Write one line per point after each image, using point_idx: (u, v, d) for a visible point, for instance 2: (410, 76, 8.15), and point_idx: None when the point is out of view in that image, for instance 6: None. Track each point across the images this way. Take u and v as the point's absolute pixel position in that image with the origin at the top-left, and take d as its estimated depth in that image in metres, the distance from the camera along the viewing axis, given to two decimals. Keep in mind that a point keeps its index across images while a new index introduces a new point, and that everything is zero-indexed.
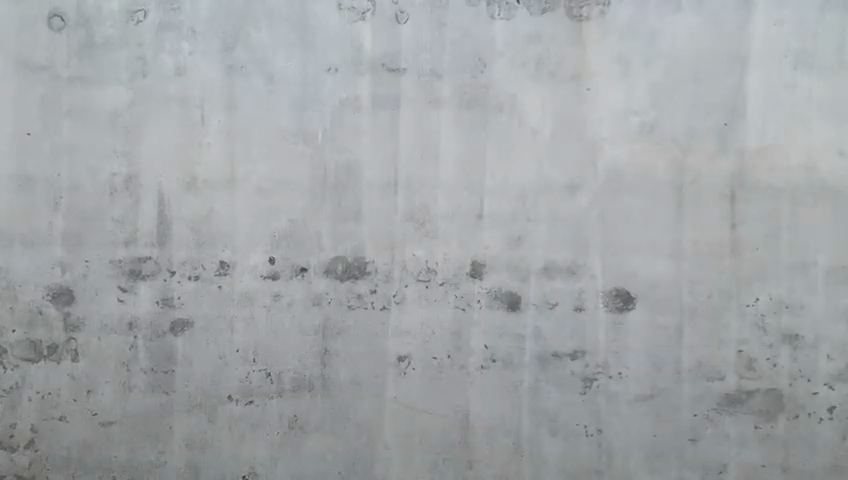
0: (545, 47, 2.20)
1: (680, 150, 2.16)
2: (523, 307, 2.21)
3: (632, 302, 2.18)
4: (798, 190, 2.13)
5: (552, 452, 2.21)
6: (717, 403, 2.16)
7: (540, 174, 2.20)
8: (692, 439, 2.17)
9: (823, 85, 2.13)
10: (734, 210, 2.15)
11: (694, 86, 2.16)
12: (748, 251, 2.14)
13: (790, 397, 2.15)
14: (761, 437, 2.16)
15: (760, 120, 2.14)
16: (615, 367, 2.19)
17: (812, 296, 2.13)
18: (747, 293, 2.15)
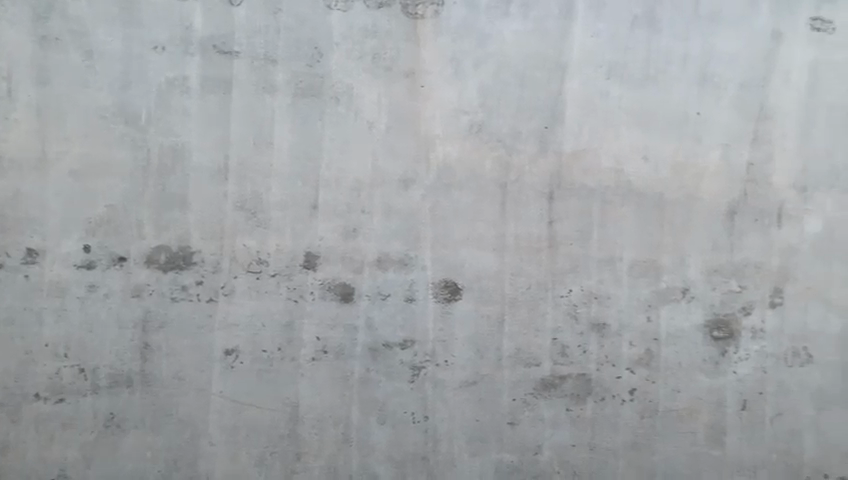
0: (382, 41, 2.23)
1: (505, 151, 2.27)
2: (357, 298, 2.23)
3: (459, 293, 2.26)
4: (606, 192, 2.28)
5: (381, 441, 2.24)
6: (533, 388, 2.28)
7: (375, 166, 2.23)
8: (511, 423, 2.27)
9: (631, 95, 2.29)
10: (551, 209, 2.27)
11: (519, 90, 2.28)
12: (563, 247, 2.28)
13: (598, 380, 2.29)
14: (572, 419, 2.28)
15: (577, 124, 2.29)
16: (443, 356, 2.26)
17: (617, 289, 2.28)
18: (561, 284, 2.28)
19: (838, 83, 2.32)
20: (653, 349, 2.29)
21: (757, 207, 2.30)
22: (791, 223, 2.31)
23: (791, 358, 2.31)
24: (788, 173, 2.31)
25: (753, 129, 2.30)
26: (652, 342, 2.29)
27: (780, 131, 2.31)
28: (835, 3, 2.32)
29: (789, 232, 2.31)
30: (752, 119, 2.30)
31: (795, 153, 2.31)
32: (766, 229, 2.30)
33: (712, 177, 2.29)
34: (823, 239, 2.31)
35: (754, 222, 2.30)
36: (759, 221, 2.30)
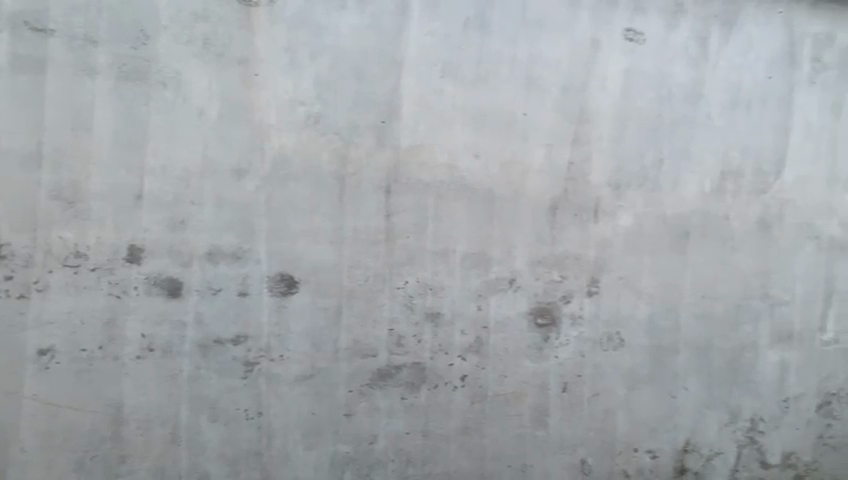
0: (213, 26, 2.15)
1: (342, 143, 2.24)
2: (186, 293, 2.14)
3: (295, 286, 2.22)
4: (441, 185, 2.32)
5: (212, 439, 2.18)
6: (370, 378, 2.29)
7: (206, 156, 2.15)
8: (346, 414, 2.28)
9: (464, 93, 2.33)
10: (388, 201, 2.28)
11: (357, 82, 2.25)
12: (400, 239, 2.29)
13: (432, 369, 2.34)
14: (406, 407, 2.32)
15: (412, 120, 2.29)
16: (277, 350, 2.22)
17: (451, 279, 2.33)
18: (398, 277, 2.29)
19: (648, 90, 2.48)
20: (483, 336, 2.37)
21: (576, 202, 2.43)
22: (606, 218, 2.46)
23: (607, 342, 2.48)
24: (603, 172, 2.45)
25: (574, 130, 2.42)
26: (482, 330, 2.37)
27: (597, 133, 2.44)
28: (645, 16, 2.47)
29: (605, 227, 2.46)
30: (572, 121, 2.41)
31: (610, 153, 2.45)
32: (584, 224, 2.44)
33: (535, 175, 2.39)
34: (634, 233, 2.49)
35: (574, 217, 2.43)
36: (578, 216, 2.43)
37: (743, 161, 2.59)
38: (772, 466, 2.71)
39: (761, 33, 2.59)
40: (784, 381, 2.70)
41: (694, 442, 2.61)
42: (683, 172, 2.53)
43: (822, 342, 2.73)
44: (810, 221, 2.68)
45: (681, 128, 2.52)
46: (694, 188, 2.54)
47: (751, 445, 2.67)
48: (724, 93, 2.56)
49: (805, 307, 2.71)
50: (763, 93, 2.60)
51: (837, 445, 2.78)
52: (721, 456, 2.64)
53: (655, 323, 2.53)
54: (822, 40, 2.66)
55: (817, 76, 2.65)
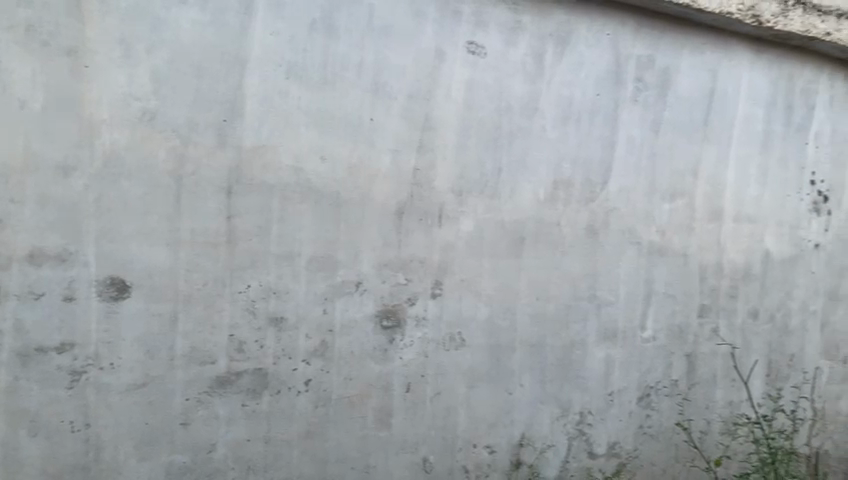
0: (38, 13, 1.99)
1: (181, 141, 2.15)
2: (2, 298, 1.98)
3: (127, 291, 2.11)
4: (286, 188, 2.28)
5: (33, 454, 2.04)
6: (209, 385, 2.22)
7: (28, 151, 2.00)
8: (183, 423, 2.19)
9: (310, 95, 2.30)
10: (230, 203, 2.21)
11: (197, 80, 2.16)
12: (242, 242, 2.23)
13: (274, 374, 2.30)
14: (248, 414, 2.27)
15: (257, 120, 2.24)
16: (107, 358, 2.10)
17: (295, 283, 2.31)
18: (239, 280, 2.23)
19: (489, 102, 2.57)
20: (327, 340, 2.36)
21: (421, 207, 2.48)
22: (450, 223, 2.53)
23: (449, 343, 2.55)
24: (447, 178, 2.52)
25: (419, 137, 2.47)
26: (327, 334, 2.36)
27: (441, 140, 2.50)
28: (487, 30, 2.55)
29: (449, 231, 2.53)
30: (418, 127, 2.46)
31: (453, 161, 2.53)
32: (428, 228, 2.50)
33: (381, 179, 2.41)
34: (475, 238, 2.58)
35: (418, 221, 2.48)
36: (423, 220, 2.49)
37: (574, 172, 2.76)
38: (599, 455, 2.90)
39: (592, 53, 2.76)
40: (609, 376, 2.91)
41: (529, 437, 2.74)
42: (521, 180, 2.65)
43: (641, 339, 2.97)
44: (632, 227, 2.91)
45: (519, 138, 2.64)
46: (530, 196, 2.68)
47: (580, 436, 2.85)
48: (558, 107, 2.71)
49: (629, 307, 2.93)
50: (592, 108, 2.78)
51: (654, 433, 3.03)
52: (553, 448, 2.80)
53: (493, 323, 2.63)
54: (644, 62, 2.88)
55: (639, 95, 2.88)
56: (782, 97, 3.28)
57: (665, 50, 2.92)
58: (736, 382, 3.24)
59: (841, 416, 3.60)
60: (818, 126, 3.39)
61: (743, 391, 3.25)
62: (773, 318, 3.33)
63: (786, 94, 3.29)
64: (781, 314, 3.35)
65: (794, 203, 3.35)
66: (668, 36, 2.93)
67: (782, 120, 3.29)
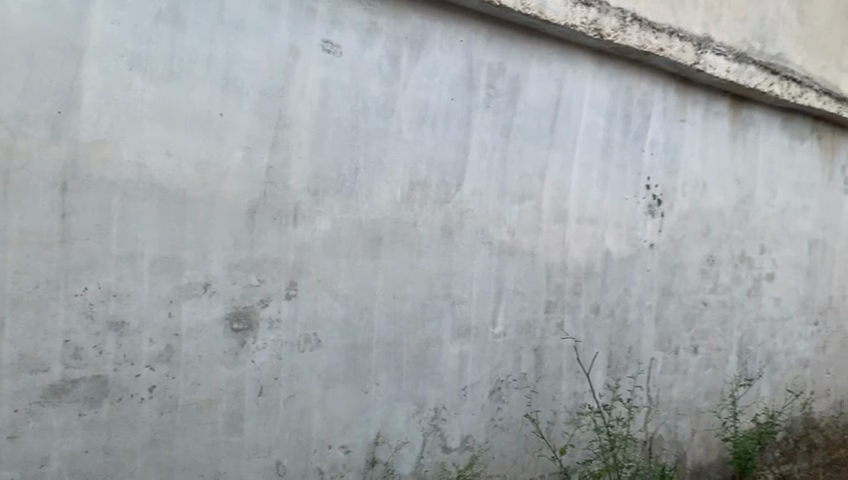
0: None
1: (8, 133, 1.99)
2: None
3: None
4: (128, 185, 2.17)
5: None
6: (40, 395, 2.07)
7: None
8: (10, 437, 2.03)
9: (155, 89, 2.20)
10: (65, 200, 2.08)
11: (28, 67, 2.01)
12: (78, 243, 2.10)
13: (115, 381, 2.18)
14: (85, 424, 2.14)
15: (96, 113, 2.11)
16: None
17: (138, 285, 2.20)
18: (75, 283, 2.10)
19: (344, 102, 2.57)
20: (173, 344, 2.27)
21: (274, 207, 2.44)
22: (305, 223, 2.50)
23: (303, 344, 2.52)
24: (301, 177, 2.49)
25: (273, 135, 2.42)
26: (173, 338, 2.27)
27: (295, 138, 2.47)
28: (342, 30, 2.54)
29: (304, 231, 2.50)
30: (271, 125, 2.41)
31: (308, 160, 2.50)
32: (282, 227, 2.46)
33: (232, 178, 2.35)
34: (332, 238, 2.57)
35: (272, 220, 2.43)
36: (277, 220, 2.44)
37: (430, 173, 2.82)
38: (452, 449, 2.98)
39: (446, 57, 2.83)
40: (463, 372, 2.99)
41: (385, 435, 2.77)
42: (377, 180, 2.67)
43: (493, 335, 3.08)
44: (484, 228, 3.00)
45: (375, 139, 2.65)
46: (386, 196, 2.70)
47: (434, 432, 2.91)
48: (413, 109, 2.75)
49: (481, 305, 3.03)
50: (446, 112, 2.85)
51: (504, 426, 3.15)
52: (408, 445, 2.84)
53: (349, 323, 2.63)
54: (495, 69, 2.99)
55: (491, 100, 2.99)
56: (621, 107, 3.52)
57: (516, 58, 3.05)
58: (580, 374, 3.43)
59: (672, 402, 3.91)
60: (655, 135, 3.69)
61: (586, 382, 3.45)
62: (613, 313, 3.56)
63: (625, 103, 3.53)
64: (620, 309, 3.59)
65: (632, 206, 3.60)
66: (518, 45, 3.06)
67: (621, 128, 3.52)
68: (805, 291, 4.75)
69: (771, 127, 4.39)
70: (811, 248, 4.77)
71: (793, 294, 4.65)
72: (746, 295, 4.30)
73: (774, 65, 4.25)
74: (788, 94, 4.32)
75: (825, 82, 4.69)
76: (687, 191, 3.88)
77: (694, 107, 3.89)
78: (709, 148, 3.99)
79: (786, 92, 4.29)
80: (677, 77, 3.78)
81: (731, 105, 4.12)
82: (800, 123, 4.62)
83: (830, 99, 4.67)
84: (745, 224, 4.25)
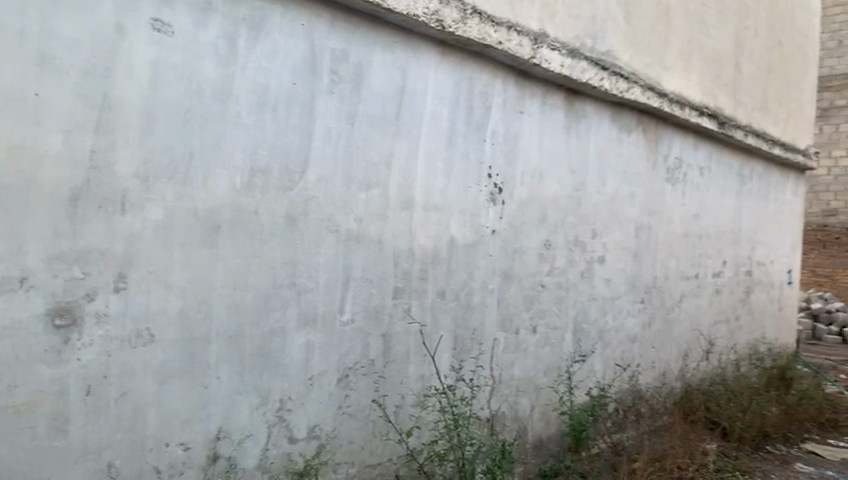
0: None
1: None
2: None
3: None
4: None
5: None
6: None
7: None
8: None
9: None
10: None
11: None
12: None
13: None
14: None
15: None
16: None
17: None
18: None
19: (177, 84, 2.45)
20: None
21: (99, 194, 2.29)
22: (134, 211, 2.37)
23: (135, 339, 2.40)
24: (130, 163, 2.35)
25: (97, 117, 2.26)
26: None
27: (123, 121, 2.32)
28: (174, 8, 2.42)
29: (133, 219, 2.37)
30: (95, 107, 2.26)
31: (137, 145, 2.37)
32: (109, 216, 2.31)
33: (51, 163, 2.17)
34: (165, 227, 2.45)
35: (97, 208, 2.28)
36: (102, 208, 2.29)
37: (271, 160, 2.75)
38: (299, 440, 2.95)
39: (287, 42, 2.77)
40: (309, 361, 2.96)
41: (226, 429, 2.69)
42: (213, 166, 2.57)
43: (340, 322, 3.08)
44: (330, 216, 2.98)
45: (211, 124, 2.56)
46: (225, 183, 2.61)
47: (280, 423, 2.87)
48: (253, 94, 2.68)
49: (327, 293, 3.01)
50: (288, 97, 2.80)
51: (352, 412, 3.16)
52: (253, 438, 2.78)
53: (186, 316, 2.53)
54: (338, 55, 2.97)
55: (335, 86, 2.96)
56: (463, 96, 3.61)
57: (358, 45, 3.05)
58: (426, 357, 3.51)
59: (513, 380, 4.09)
60: (496, 125, 3.83)
61: (432, 365, 3.53)
62: (457, 297, 3.66)
63: (468, 93, 3.63)
64: (464, 293, 3.70)
65: (475, 193, 3.71)
66: (361, 32, 3.06)
67: (463, 117, 3.62)
68: (633, 272, 5.13)
69: (601, 119, 4.69)
70: (638, 232, 5.16)
71: (622, 275, 5.01)
72: (580, 277, 4.58)
73: (604, 62, 4.53)
74: (616, 89, 4.63)
75: (648, 78, 5.07)
76: (526, 179, 4.06)
77: (531, 98, 4.07)
78: (546, 138, 4.20)
79: (614, 87, 4.60)
80: (516, 70, 3.94)
81: (566, 98, 4.35)
82: (628, 117, 4.97)
83: (653, 94, 5.06)
84: (579, 211, 4.51)
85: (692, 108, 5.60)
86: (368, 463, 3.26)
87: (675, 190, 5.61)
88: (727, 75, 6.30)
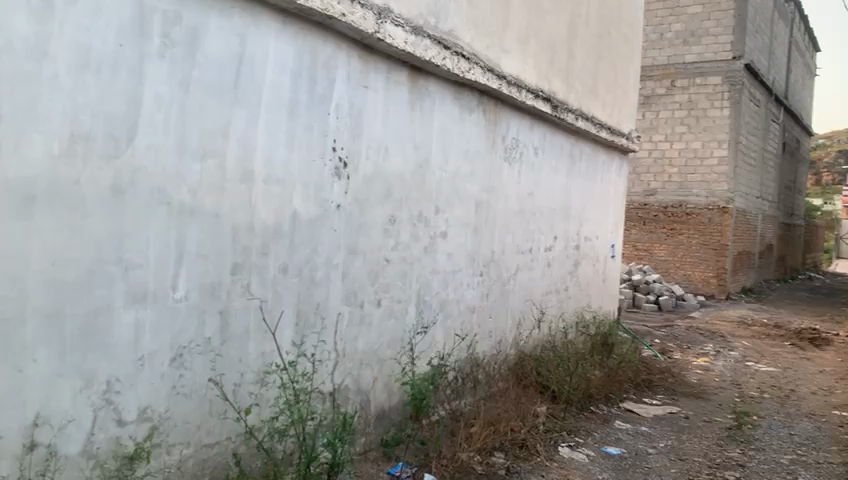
0: None
1: None
2: None
3: None
4: None
5: None
6: None
7: None
8: None
9: None
10: None
11: None
12: None
13: None
14: None
15: None
16: None
17: None
18: None
19: None
20: None
21: None
22: None
23: None
24: None
25: None
26: None
27: None
28: None
29: None
30: None
31: None
32: None
33: None
34: None
35: None
36: None
37: (94, 126, 2.56)
38: (129, 422, 2.80)
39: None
40: (139, 340, 2.82)
41: (45, 414, 2.49)
42: (27, 131, 2.35)
43: (173, 299, 2.95)
44: (161, 187, 2.84)
45: (24, 84, 2.33)
46: (41, 149, 2.40)
47: (107, 406, 2.71)
48: (73, 54, 2.47)
49: (158, 269, 2.87)
50: (114, 59, 2.61)
51: (187, 392, 3.05)
52: (76, 422, 2.60)
53: None
54: (170, 17, 2.80)
55: (166, 51, 2.80)
56: (306, 68, 3.54)
57: (192, 8, 2.89)
58: (266, 334, 3.45)
59: (357, 353, 4.11)
60: (340, 99, 3.79)
61: (273, 341, 3.48)
62: (300, 272, 3.61)
63: (310, 65, 3.56)
64: (308, 268, 3.66)
65: (319, 167, 3.67)
66: None
67: (306, 89, 3.55)
68: (472, 246, 5.31)
69: (444, 97, 4.78)
70: (478, 208, 5.34)
71: (462, 249, 5.17)
72: (423, 251, 4.68)
73: (446, 41, 4.62)
74: (458, 69, 4.72)
75: (488, 60, 5.23)
76: (370, 154, 4.06)
77: (375, 73, 4.07)
78: (390, 114, 4.22)
79: (456, 67, 4.69)
80: (359, 44, 3.91)
81: (410, 75, 4.39)
82: (469, 96, 5.11)
83: (493, 75, 5.23)
84: (422, 187, 4.59)
85: (528, 90, 5.85)
86: (205, 442, 3.17)
87: (512, 169, 5.86)
88: (560, 60, 6.63)
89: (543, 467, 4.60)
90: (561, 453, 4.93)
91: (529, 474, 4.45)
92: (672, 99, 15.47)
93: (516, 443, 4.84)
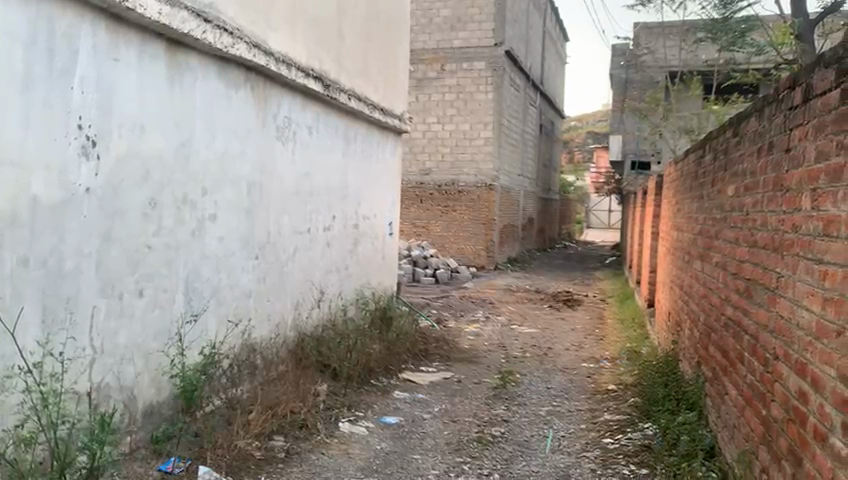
0: None
1: None
2: None
3: None
4: None
5: None
6: None
7: None
8: None
9: None
10: None
11: None
12: None
13: None
14: None
15: None
16: None
17: None
18: None
19: None
20: None
21: None
22: None
23: None
24: None
25: None
26: None
27: None
28: None
29: None
30: None
31: None
32: None
33: None
34: None
35: None
36: None
37: None
38: None
39: None
40: None
41: None
42: None
43: None
44: None
45: None
46: None
47: None
48: None
49: None
50: None
51: None
52: None
53: None
54: None
55: None
56: (42, 38, 3.18)
57: None
58: (5, 335, 3.08)
59: (118, 348, 3.83)
60: (84, 72, 3.46)
61: (14, 342, 3.12)
62: (44, 264, 3.28)
63: (48, 34, 3.21)
64: (54, 259, 3.33)
65: (62, 147, 3.34)
66: None
67: (43, 61, 3.20)
68: (245, 229, 5.17)
69: (206, 73, 4.55)
70: (249, 189, 5.20)
71: (234, 233, 5.01)
72: (190, 236, 4.46)
73: (206, 14, 4.39)
74: (220, 44, 4.52)
75: (254, 35, 5.07)
76: (123, 133, 3.77)
77: (127, 46, 3.77)
78: (145, 90, 3.94)
79: (218, 41, 4.49)
80: (106, 13, 3.59)
81: (166, 48, 4.13)
82: (235, 73, 4.93)
83: (260, 52, 5.08)
84: (185, 167, 4.36)
85: (298, 69, 5.77)
86: None
87: (286, 148, 5.77)
88: (329, 40, 6.62)
89: (323, 445, 4.65)
90: (341, 429, 5.01)
91: (309, 453, 4.47)
92: (443, 83, 16.16)
93: (296, 424, 4.85)
